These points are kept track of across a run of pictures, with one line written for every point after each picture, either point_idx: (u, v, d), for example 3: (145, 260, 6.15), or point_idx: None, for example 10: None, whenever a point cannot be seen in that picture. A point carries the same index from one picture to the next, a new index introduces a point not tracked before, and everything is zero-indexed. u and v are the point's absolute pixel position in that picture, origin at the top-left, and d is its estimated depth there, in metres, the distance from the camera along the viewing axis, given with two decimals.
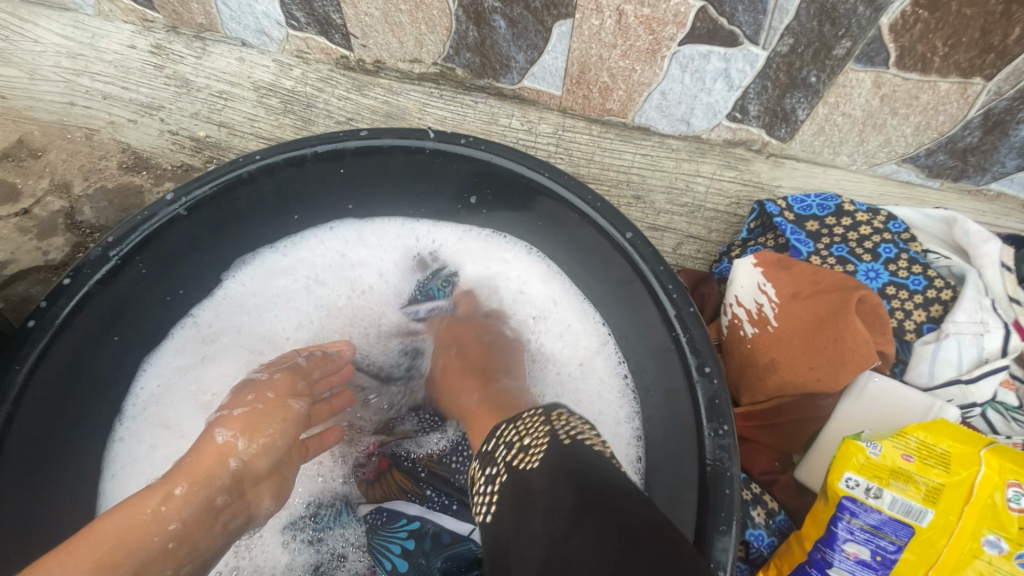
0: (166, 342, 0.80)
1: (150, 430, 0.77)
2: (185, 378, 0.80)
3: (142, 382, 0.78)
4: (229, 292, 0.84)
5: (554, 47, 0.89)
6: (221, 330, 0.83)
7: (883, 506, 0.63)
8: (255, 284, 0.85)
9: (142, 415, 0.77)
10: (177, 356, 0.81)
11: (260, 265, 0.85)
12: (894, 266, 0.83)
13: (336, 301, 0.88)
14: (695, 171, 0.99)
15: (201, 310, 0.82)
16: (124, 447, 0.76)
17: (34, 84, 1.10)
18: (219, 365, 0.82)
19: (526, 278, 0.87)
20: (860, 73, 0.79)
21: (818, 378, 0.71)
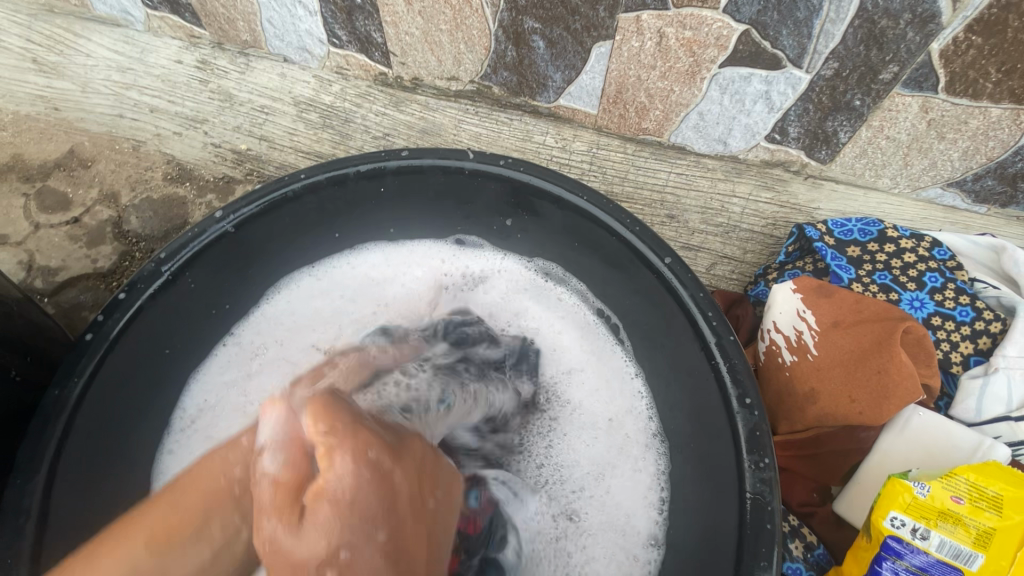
0: (208, 359, 0.82)
1: (196, 446, 0.78)
2: (229, 396, 0.81)
3: (188, 397, 0.80)
4: (270, 311, 0.85)
5: (592, 68, 0.89)
6: (262, 348, 0.84)
7: (931, 548, 0.61)
8: (291, 306, 0.86)
9: (188, 430, 0.78)
10: (223, 374, 0.82)
11: (294, 288, 0.87)
12: (940, 296, 0.82)
13: (365, 323, 0.87)
14: (730, 192, 0.98)
15: (242, 330, 0.84)
16: (173, 460, 0.77)
17: (85, 97, 1.14)
18: (257, 383, 0.82)
19: (563, 311, 0.87)
20: (907, 98, 0.78)
21: (861, 411, 0.70)
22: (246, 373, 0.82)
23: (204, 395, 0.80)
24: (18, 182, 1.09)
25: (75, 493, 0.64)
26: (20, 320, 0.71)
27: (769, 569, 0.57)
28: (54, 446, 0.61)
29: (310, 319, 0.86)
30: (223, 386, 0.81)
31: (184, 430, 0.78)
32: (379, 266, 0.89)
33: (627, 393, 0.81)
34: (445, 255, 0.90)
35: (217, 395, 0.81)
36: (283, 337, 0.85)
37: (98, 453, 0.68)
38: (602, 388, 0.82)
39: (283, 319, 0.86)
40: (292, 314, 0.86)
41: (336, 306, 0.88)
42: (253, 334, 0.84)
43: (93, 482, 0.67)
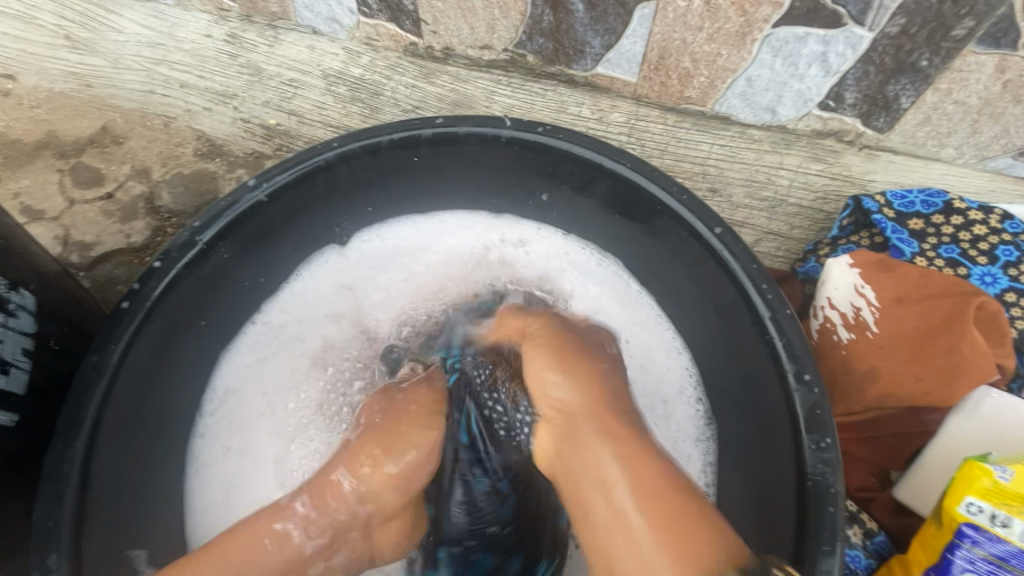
0: (239, 337, 0.80)
1: (227, 428, 0.77)
2: (253, 376, 0.80)
3: (219, 379, 0.78)
4: (296, 282, 0.83)
5: (634, 31, 0.84)
6: (286, 324, 0.82)
7: (1013, 537, 0.56)
8: (316, 279, 0.84)
9: (218, 412, 0.77)
10: (250, 352, 0.80)
11: (321, 263, 0.84)
12: (1015, 271, 0.76)
13: (392, 293, 0.86)
14: (778, 164, 0.93)
15: (270, 308, 0.82)
16: (204, 444, 0.76)
17: (117, 73, 1.14)
18: (281, 359, 0.81)
19: (605, 294, 0.82)
20: (981, 57, 0.72)
21: (927, 392, 0.66)
22: (267, 351, 0.81)
23: (232, 376, 0.79)
24: (53, 158, 1.10)
25: (114, 461, 0.64)
26: (59, 291, 0.70)
27: (833, 555, 0.53)
28: (92, 413, 0.61)
29: (338, 298, 0.84)
30: (253, 367, 0.80)
31: (213, 414, 0.77)
32: (406, 240, 0.86)
33: (673, 378, 0.76)
34: (482, 232, 0.87)
35: (245, 375, 0.79)
36: (307, 317, 0.83)
37: (136, 420, 0.67)
38: (647, 377, 0.77)
39: (310, 297, 0.83)
40: (318, 294, 0.84)
41: (359, 275, 0.85)
42: (280, 312, 0.82)
43: (131, 451, 0.67)
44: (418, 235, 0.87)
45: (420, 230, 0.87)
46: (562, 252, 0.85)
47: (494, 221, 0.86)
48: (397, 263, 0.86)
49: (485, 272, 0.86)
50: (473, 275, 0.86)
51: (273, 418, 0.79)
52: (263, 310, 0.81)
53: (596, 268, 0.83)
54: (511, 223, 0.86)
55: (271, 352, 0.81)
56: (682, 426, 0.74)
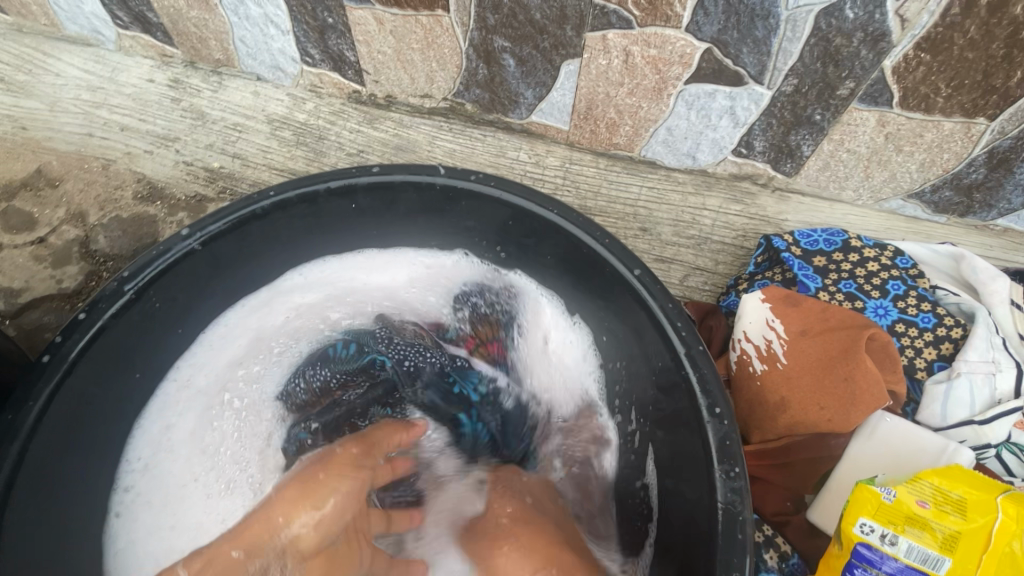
0: (150, 402, 0.78)
1: (143, 504, 0.75)
2: (171, 449, 0.78)
3: (130, 450, 0.76)
4: (212, 333, 0.82)
5: (562, 85, 0.91)
6: (202, 382, 0.81)
7: (899, 553, 0.61)
8: (238, 326, 0.83)
9: (133, 486, 0.75)
10: (163, 416, 0.78)
11: (241, 311, 0.84)
12: (903, 304, 0.84)
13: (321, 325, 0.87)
14: (701, 205, 1.00)
15: (182, 367, 0.80)
16: (121, 524, 0.74)
17: (54, 116, 1.12)
18: (185, 423, 0.79)
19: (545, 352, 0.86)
20: (865, 113, 0.80)
21: (829, 419, 0.71)
22: (177, 414, 0.79)
23: (145, 446, 0.77)
24: None
25: (25, 527, 0.62)
26: None
27: None
28: (5, 475, 0.59)
29: (262, 346, 0.84)
30: (163, 434, 0.78)
31: (129, 488, 0.75)
32: (329, 279, 0.87)
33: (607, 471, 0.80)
34: (427, 276, 0.89)
35: (156, 443, 0.77)
36: (223, 366, 0.82)
37: (53, 484, 0.65)
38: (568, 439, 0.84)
39: (227, 344, 0.83)
40: (243, 345, 0.83)
41: (289, 323, 0.86)
42: (191, 364, 0.81)
43: (44, 516, 0.64)
44: (345, 271, 0.88)
45: (345, 268, 0.88)
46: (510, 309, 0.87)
47: (431, 264, 0.89)
48: (325, 305, 0.87)
49: (428, 307, 0.89)
50: (419, 300, 0.89)
51: (191, 488, 0.77)
52: (180, 366, 0.80)
53: (537, 318, 0.86)
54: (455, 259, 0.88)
55: (178, 416, 0.79)
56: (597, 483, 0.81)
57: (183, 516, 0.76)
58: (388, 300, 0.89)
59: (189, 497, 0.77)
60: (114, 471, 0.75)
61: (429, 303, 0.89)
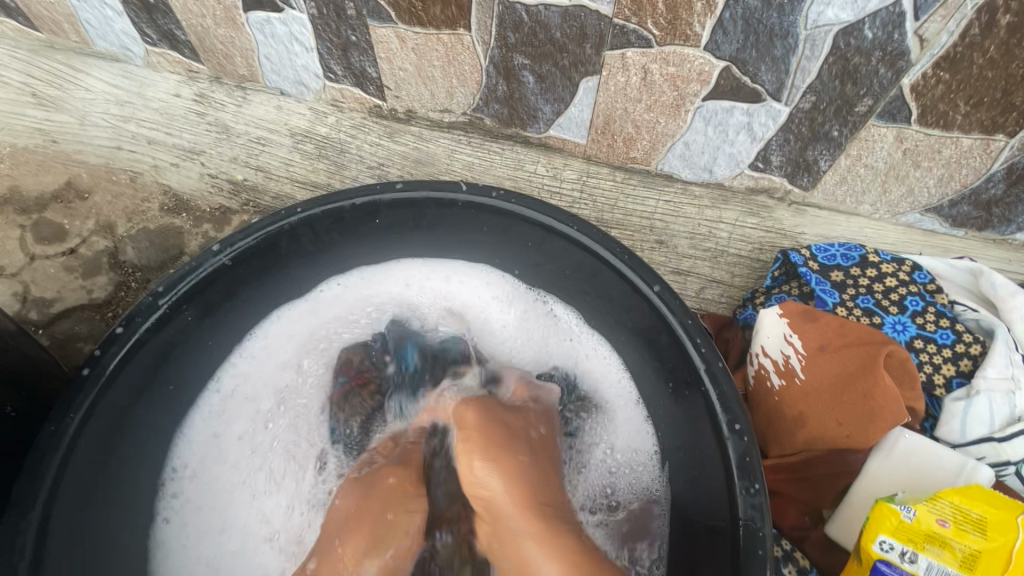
0: (194, 411, 0.81)
1: (189, 510, 0.77)
2: (215, 456, 0.80)
3: (176, 458, 0.78)
4: (252, 344, 0.85)
5: (580, 101, 0.92)
6: (245, 391, 0.83)
7: (919, 571, 0.62)
8: (279, 337, 0.86)
9: (179, 493, 0.77)
10: (207, 425, 0.81)
11: (279, 324, 0.86)
12: (921, 319, 0.85)
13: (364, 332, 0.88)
14: (717, 218, 1.01)
15: (224, 378, 0.82)
16: (169, 529, 0.76)
17: (83, 130, 1.16)
18: (230, 429, 0.81)
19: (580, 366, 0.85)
20: (883, 129, 0.81)
21: (848, 435, 0.72)
22: (220, 422, 0.81)
23: (190, 453, 0.79)
24: (15, 215, 1.10)
25: (67, 536, 0.64)
26: (14, 352, 0.70)
27: None
28: (49, 483, 0.62)
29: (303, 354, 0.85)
30: (209, 442, 0.80)
31: (176, 494, 0.77)
32: (369, 289, 0.89)
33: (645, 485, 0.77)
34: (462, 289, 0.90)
35: (204, 450, 0.80)
36: (264, 375, 0.84)
37: (93, 493, 0.68)
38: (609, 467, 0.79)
39: (268, 354, 0.85)
40: (283, 352, 0.85)
41: (330, 333, 0.87)
42: (233, 376, 0.83)
43: (85, 524, 0.67)
44: (385, 280, 0.89)
45: (382, 280, 0.89)
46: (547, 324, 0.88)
47: (458, 278, 0.90)
48: (362, 305, 0.88)
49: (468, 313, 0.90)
50: (460, 306, 0.90)
51: (240, 493, 0.78)
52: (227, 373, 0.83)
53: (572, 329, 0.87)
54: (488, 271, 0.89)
55: (223, 424, 0.81)
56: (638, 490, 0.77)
57: (233, 517, 0.77)
58: (431, 305, 0.90)
59: (237, 499, 0.78)
60: (160, 480, 0.77)
61: (470, 310, 0.90)
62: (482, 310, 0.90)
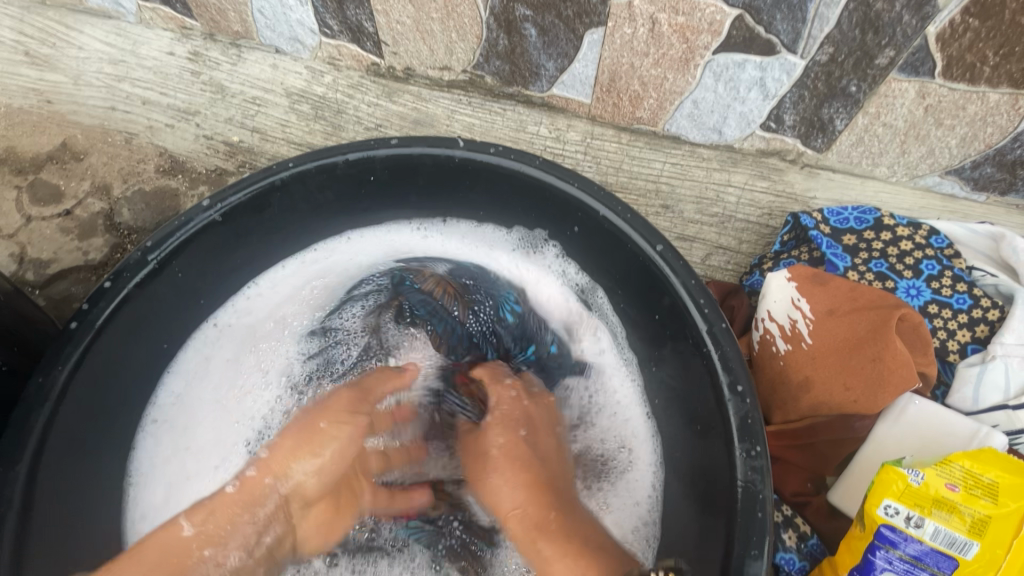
0: (188, 344, 0.80)
1: (171, 435, 0.77)
2: (200, 388, 0.79)
3: (165, 387, 0.78)
4: (254, 289, 0.83)
5: (584, 56, 0.88)
6: (241, 330, 0.82)
7: (925, 536, 0.60)
8: (277, 284, 0.84)
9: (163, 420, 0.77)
10: (196, 357, 0.80)
11: (278, 271, 0.84)
12: (937, 284, 0.81)
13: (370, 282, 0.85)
14: (726, 181, 0.97)
15: (222, 316, 0.82)
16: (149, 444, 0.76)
17: (78, 89, 1.13)
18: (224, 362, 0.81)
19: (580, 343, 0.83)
20: (904, 83, 0.77)
21: (855, 400, 0.70)
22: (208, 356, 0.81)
23: (177, 384, 0.79)
24: (10, 175, 1.08)
25: (59, 487, 0.64)
26: (7, 308, 0.70)
27: (760, 558, 0.56)
28: (38, 435, 0.61)
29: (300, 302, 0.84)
30: (199, 371, 0.80)
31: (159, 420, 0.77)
32: (376, 243, 0.86)
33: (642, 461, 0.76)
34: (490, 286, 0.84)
35: (190, 380, 0.79)
36: (259, 319, 0.83)
37: (83, 446, 0.68)
38: (636, 498, 0.74)
39: (265, 301, 0.84)
40: (277, 299, 0.84)
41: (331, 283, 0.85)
42: (230, 314, 0.82)
43: (77, 472, 0.67)
44: (388, 236, 0.87)
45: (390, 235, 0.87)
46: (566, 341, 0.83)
47: (475, 267, 0.85)
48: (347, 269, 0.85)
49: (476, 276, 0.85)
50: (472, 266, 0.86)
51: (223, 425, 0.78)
52: (209, 325, 0.81)
53: (571, 301, 0.84)
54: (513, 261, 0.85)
55: (213, 354, 0.81)
56: (641, 514, 0.73)
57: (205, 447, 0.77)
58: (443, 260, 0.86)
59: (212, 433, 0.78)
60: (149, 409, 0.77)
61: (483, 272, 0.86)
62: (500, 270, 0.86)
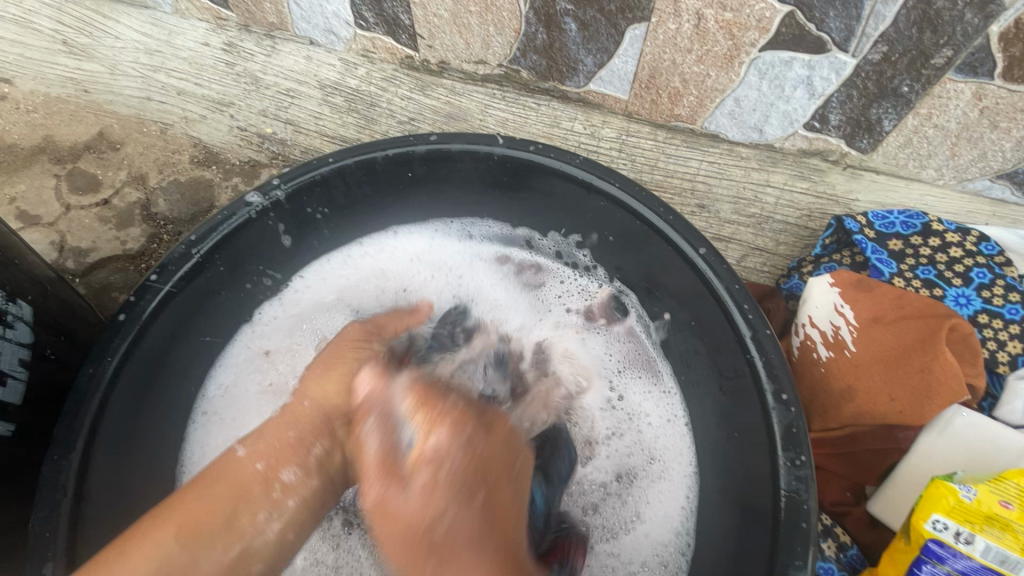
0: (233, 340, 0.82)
1: (218, 424, 0.79)
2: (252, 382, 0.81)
3: (212, 379, 0.80)
4: (308, 288, 0.86)
5: (625, 52, 0.86)
6: (294, 332, 0.84)
7: (975, 552, 0.59)
8: (332, 284, 0.87)
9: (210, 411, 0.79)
10: (244, 355, 0.82)
11: (330, 269, 0.87)
12: (987, 293, 0.79)
13: (422, 283, 0.88)
14: (765, 181, 0.95)
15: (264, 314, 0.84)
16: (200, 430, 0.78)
17: (114, 80, 1.14)
18: (283, 365, 0.82)
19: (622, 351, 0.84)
20: (960, 84, 0.74)
21: (901, 410, 0.69)
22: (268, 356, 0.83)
23: (224, 377, 0.81)
24: (49, 164, 1.10)
25: (110, 475, 0.66)
26: (54, 299, 0.71)
27: (804, 569, 0.56)
28: (89, 424, 0.62)
29: (356, 304, 0.87)
30: (244, 367, 0.82)
31: (207, 411, 0.79)
32: (428, 248, 0.89)
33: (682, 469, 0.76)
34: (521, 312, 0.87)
35: (238, 378, 0.81)
36: (309, 320, 0.85)
37: (131, 435, 0.69)
38: (657, 525, 0.74)
39: (321, 301, 0.86)
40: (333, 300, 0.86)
41: (385, 287, 0.87)
42: (274, 315, 0.84)
43: (127, 463, 0.69)
44: (441, 243, 0.89)
45: (443, 241, 0.90)
46: (605, 352, 0.84)
47: (521, 267, 0.89)
48: (397, 274, 0.88)
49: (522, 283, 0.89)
50: (517, 274, 0.89)
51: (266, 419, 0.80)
52: (254, 318, 0.83)
53: (613, 308, 0.86)
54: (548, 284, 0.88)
55: (268, 352, 0.83)
56: (659, 544, 0.73)
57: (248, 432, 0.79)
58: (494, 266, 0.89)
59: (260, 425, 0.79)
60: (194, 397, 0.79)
61: (528, 279, 0.89)
62: (545, 277, 0.88)
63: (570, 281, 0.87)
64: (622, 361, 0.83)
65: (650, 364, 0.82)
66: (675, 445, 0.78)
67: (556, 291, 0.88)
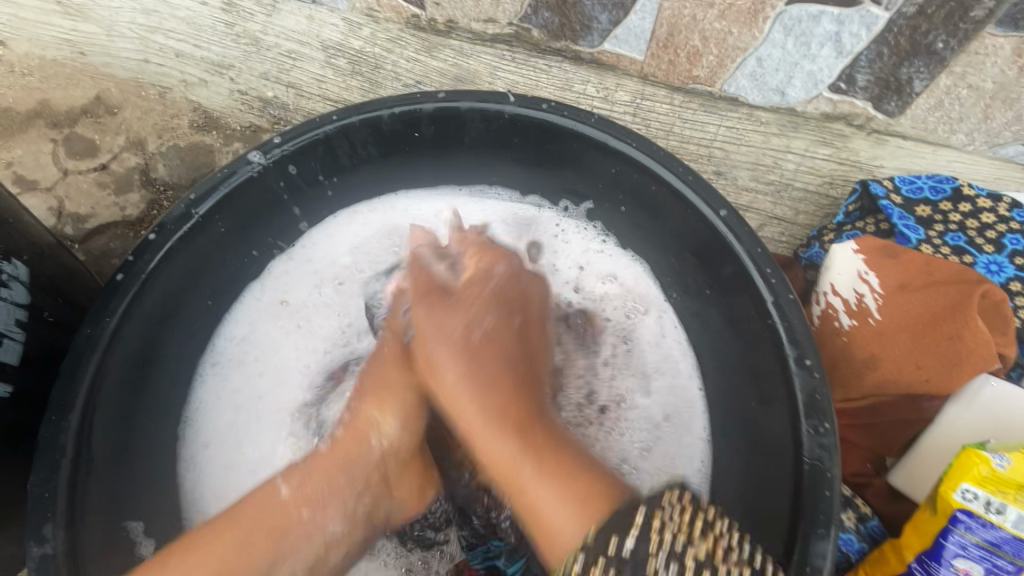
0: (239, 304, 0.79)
1: (233, 377, 0.76)
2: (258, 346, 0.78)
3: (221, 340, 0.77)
4: (308, 249, 0.82)
5: (642, 6, 0.82)
6: (292, 294, 0.80)
7: (1005, 523, 0.58)
8: (333, 243, 0.82)
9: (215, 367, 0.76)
10: (250, 317, 0.79)
11: (331, 231, 0.82)
12: (1021, 260, 0.77)
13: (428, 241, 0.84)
14: (786, 147, 0.92)
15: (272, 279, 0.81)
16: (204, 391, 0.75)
17: (111, 41, 1.09)
18: (282, 329, 0.79)
19: (636, 314, 0.78)
20: (999, 39, 0.71)
21: (926, 378, 0.69)
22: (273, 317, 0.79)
23: (231, 337, 0.78)
24: (46, 128, 1.07)
25: (110, 437, 0.64)
26: (51, 260, 0.69)
27: (827, 537, 0.54)
28: (88, 385, 0.61)
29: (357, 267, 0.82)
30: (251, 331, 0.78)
31: (213, 368, 0.76)
32: (428, 207, 0.84)
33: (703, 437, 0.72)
34: None
35: (243, 344, 0.78)
36: (309, 282, 0.81)
37: (134, 399, 0.68)
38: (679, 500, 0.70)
39: (320, 262, 0.82)
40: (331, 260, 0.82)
41: (389, 245, 0.83)
42: (279, 279, 0.81)
43: (129, 425, 0.67)
44: (440, 201, 0.84)
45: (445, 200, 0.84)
46: (618, 312, 0.79)
47: (527, 224, 0.83)
48: (399, 234, 0.83)
49: (528, 240, 0.82)
50: (521, 230, 0.83)
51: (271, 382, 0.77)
52: (262, 278, 0.80)
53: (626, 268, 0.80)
54: (551, 245, 0.82)
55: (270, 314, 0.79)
56: None
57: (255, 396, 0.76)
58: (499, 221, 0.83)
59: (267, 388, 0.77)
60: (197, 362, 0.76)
61: (536, 236, 0.83)
62: (554, 233, 0.82)
63: (579, 237, 0.82)
64: (638, 326, 0.78)
65: (670, 330, 0.77)
66: (692, 410, 0.74)
67: (561, 249, 0.82)
